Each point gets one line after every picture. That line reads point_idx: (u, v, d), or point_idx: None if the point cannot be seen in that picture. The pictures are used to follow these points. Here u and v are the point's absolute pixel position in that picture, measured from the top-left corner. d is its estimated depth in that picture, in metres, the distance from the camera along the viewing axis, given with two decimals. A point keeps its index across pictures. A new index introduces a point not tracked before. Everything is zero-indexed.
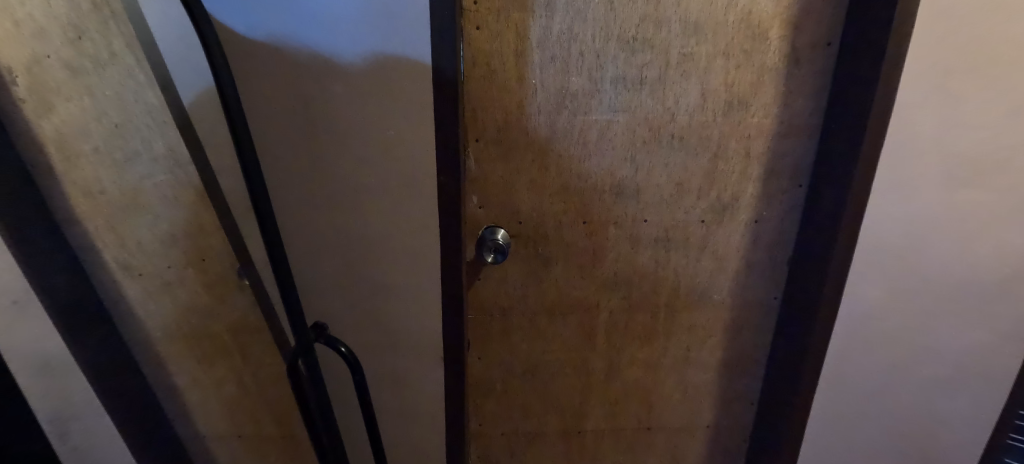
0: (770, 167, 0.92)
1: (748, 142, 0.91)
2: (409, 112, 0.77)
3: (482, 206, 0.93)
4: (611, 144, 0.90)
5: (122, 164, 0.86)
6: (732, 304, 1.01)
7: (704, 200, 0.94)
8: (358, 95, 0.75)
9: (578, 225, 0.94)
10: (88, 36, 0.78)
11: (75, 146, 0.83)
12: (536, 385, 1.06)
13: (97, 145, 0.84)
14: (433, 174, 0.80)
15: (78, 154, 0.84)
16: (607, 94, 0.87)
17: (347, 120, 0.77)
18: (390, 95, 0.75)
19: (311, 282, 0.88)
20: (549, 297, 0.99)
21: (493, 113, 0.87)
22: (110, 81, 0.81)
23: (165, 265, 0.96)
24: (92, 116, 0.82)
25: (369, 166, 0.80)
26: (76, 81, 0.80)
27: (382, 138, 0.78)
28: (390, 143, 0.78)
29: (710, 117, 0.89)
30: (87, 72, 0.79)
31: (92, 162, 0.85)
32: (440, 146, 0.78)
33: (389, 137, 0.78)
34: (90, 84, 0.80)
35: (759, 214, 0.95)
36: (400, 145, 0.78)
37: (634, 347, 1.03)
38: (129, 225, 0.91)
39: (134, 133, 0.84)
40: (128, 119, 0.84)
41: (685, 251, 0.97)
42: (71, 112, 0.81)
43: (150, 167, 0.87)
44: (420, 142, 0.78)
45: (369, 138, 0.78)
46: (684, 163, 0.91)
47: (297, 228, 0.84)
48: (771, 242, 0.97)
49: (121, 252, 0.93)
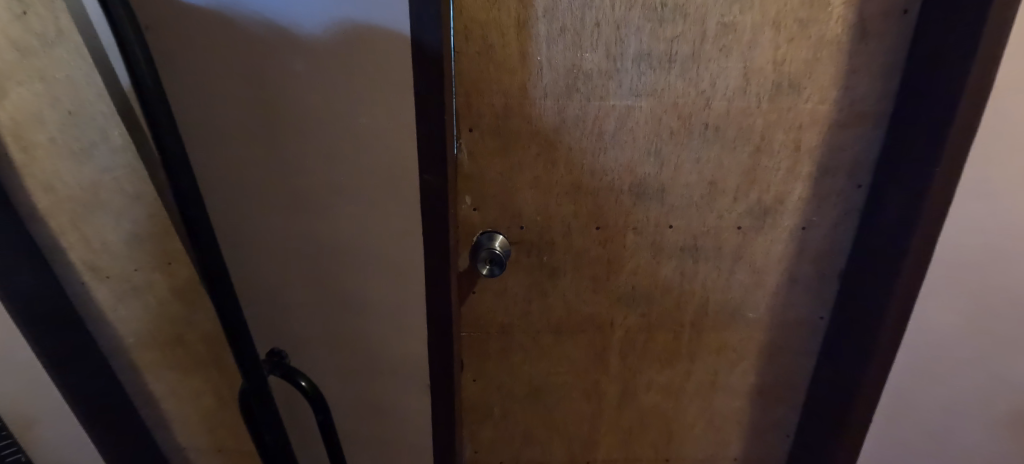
0: (824, 163, 0.77)
1: (798, 134, 0.75)
2: (386, 96, 0.63)
3: (478, 209, 0.79)
4: (631, 134, 0.75)
5: (82, 156, 0.74)
6: (772, 324, 0.86)
7: (742, 203, 0.78)
8: (323, 71, 0.61)
9: (590, 231, 0.80)
10: (34, 12, 0.64)
11: (30, 135, 0.71)
12: (541, 410, 0.93)
13: (54, 135, 0.72)
14: (416, 169, 0.66)
15: (33, 144, 0.71)
16: (628, 73, 0.72)
17: (312, 104, 0.63)
18: (360, 73, 0.61)
19: (275, 295, 0.75)
20: (556, 313, 0.85)
21: (490, 97, 0.73)
22: (61, 64, 0.67)
23: (131, 268, 0.84)
24: (45, 101, 0.69)
25: (339, 160, 0.66)
26: (25, 63, 0.66)
27: (356, 126, 0.64)
28: (365, 133, 0.65)
29: (753, 101, 0.74)
30: (35, 53, 0.66)
31: (48, 153, 0.72)
32: (422, 134, 0.64)
33: (361, 127, 0.64)
34: (39, 66, 0.67)
35: (808, 220, 0.80)
36: (376, 135, 0.65)
37: (653, 371, 0.89)
38: (93, 224, 0.79)
39: (89, 121, 0.71)
40: (83, 106, 0.70)
41: (717, 262, 0.82)
42: (22, 97, 0.68)
43: (110, 160, 0.74)
44: (400, 131, 0.64)
45: (340, 127, 0.64)
46: (720, 157, 0.76)
47: (257, 232, 0.71)
48: (819, 252, 0.82)
49: (88, 253, 0.81)
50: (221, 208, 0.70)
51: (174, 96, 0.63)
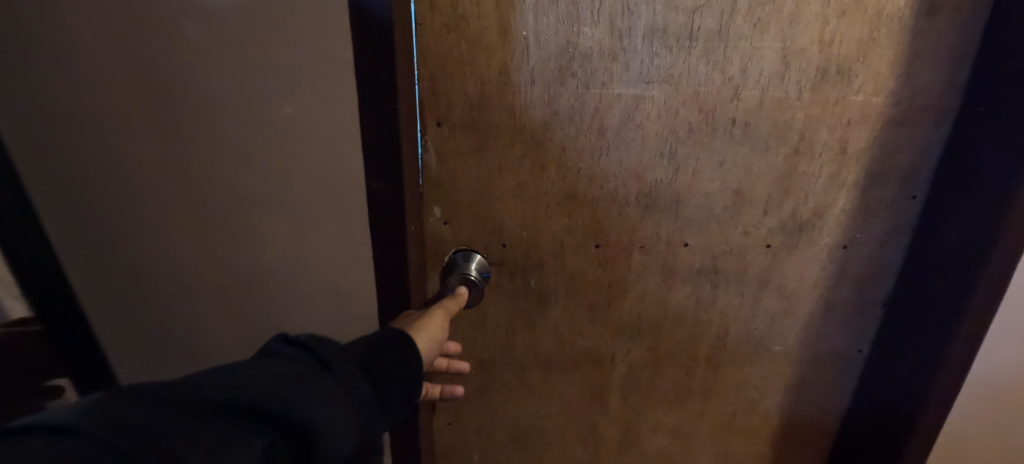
0: (873, 168, 0.63)
1: (845, 132, 0.61)
2: (319, 77, 0.48)
3: (448, 222, 0.63)
4: (638, 131, 0.60)
5: None
6: (802, 359, 0.72)
7: (773, 216, 0.64)
8: (231, 46, 0.47)
9: (588, 250, 0.65)
10: None
11: None
12: (526, 457, 0.78)
13: None
14: (360, 176, 0.52)
15: None
16: (636, 54, 0.57)
17: (218, 89, 0.48)
18: (283, 47, 0.47)
19: (194, 324, 0.62)
20: (545, 347, 0.70)
21: (462, 83, 0.58)
22: None
23: None
24: None
25: (259, 162, 0.52)
26: None
27: (277, 118, 0.50)
28: (290, 128, 0.50)
29: (793, 92, 0.59)
30: None
31: None
32: (367, 131, 0.49)
33: (289, 117, 0.50)
34: None
35: (851, 236, 0.66)
36: (305, 132, 0.50)
37: (661, 412, 0.75)
38: None
39: None
40: None
41: (740, 287, 0.67)
42: None
43: None
44: (335, 128, 0.50)
45: (257, 120, 0.50)
46: (748, 161, 0.62)
47: (165, 251, 0.57)
48: (862, 276, 0.68)
49: None
50: (115, 221, 0.55)
51: (38, 75, 0.48)
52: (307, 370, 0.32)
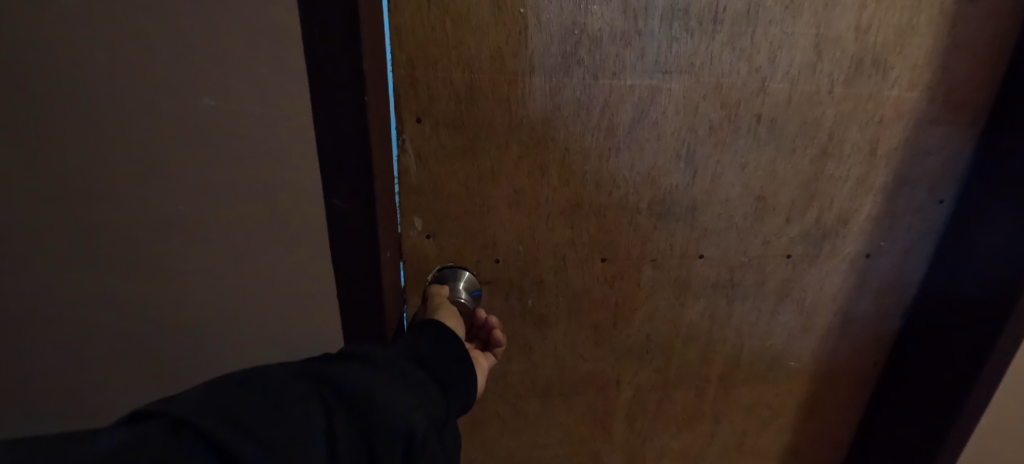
0: (902, 170, 0.57)
1: (876, 131, 0.55)
2: (253, 69, 0.37)
3: (430, 236, 0.53)
4: (653, 130, 0.52)
5: None
6: (818, 375, 0.66)
7: (796, 224, 0.58)
8: (126, 19, 0.34)
9: (593, 265, 0.56)
10: None
11: None
12: None
13: None
14: (317, 193, 0.42)
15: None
16: (653, 38, 0.49)
17: (110, 78, 0.36)
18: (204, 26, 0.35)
19: (102, 369, 0.49)
20: (543, 375, 0.61)
21: (446, 70, 0.48)
22: None
23: None
24: None
25: (174, 176, 0.40)
26: None
27: (197, 119, 0.38)
28: (217, 132, 0.39)
29: (824, 85, 0.52)
30: None
31: None
32: (328, 129, 0.39)
33: (214, 118, 0.38)
34: None
35: (874, 245, 0.60)
36: (236, 137, 0.39)
37: (668, 436, 0.67)
38: None
39: None
40: None
41: (757, 302, 0.61)
42: None
43: None
44: (276, 133, 0.39)
45: (170, 121, 0.38)
46: (772, 163, 0.55)
47: (56, 282, 0.44)
48: (884, 286, 0.63)
49: None
50: None
51: None
52: (350, 365, 0.31)
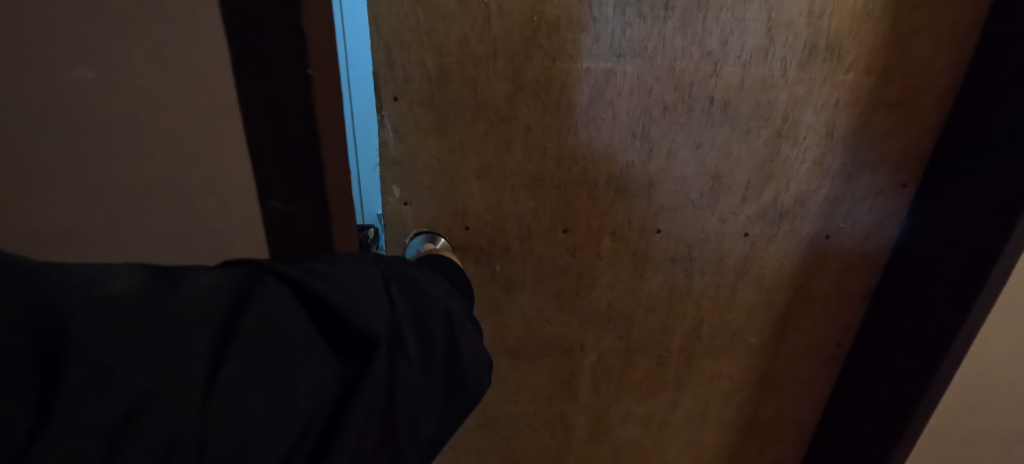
0: (861, 153, 0.59)
1: (832, 115, 0.57)
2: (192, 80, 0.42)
3: (408, 203, 0.60)
4: (610, 110, 0.56)
5: None
6: (780, 350, 0.69)
7: (753, 203, 0.61)
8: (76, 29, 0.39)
9: (556, 235, 0.61)
10: None
11: None
12: (495, 452, 0.74)
13: None
14: (249, 160, 0.45)
15: None
16: (607, 24, 0.53)
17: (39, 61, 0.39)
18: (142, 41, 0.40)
19: None
20: (513, 335, 0.66)
21: (421, 53, 0.54)
22: None
23: None
24: None
25: (126, 174, 0.45)
26: None
27: (154, 82, 0.41)
28: (174, 94, 0.42)
29: (777, 69, 0.55)
30: None
31: None
32: (275, 115, 0.42)
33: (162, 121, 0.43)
34: None
35: (835, 227, 0.62)
36: (192, 100, 0.42)
37: (632, 401, 0.71)
38: None
39: None
40: None
41: (715, 277, 0.64)
42: None
43: None
44: (207, 113, 0.43)
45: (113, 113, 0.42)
46: (727, 143, 0.58)
47: None
48: (845, 267, 0.65)
49: None
50: None
51: None
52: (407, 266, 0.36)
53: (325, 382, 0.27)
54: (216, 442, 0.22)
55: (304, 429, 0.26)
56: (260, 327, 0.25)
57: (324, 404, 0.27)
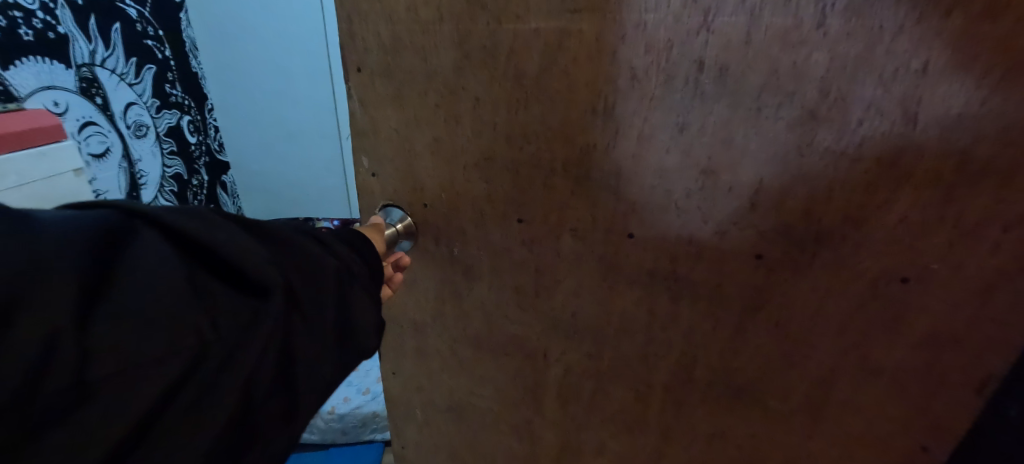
0: (972, 155, 0.36)
1: (913, 90, 0.36)
2: None
3: (375, 175, 0.59)
4: (565, 80, 0.45)
5: None
6: (818, 425, 0.49)
7: (768, 214, 0.43)
8: None
9: (512, 226, 0.54)
10: None
11: None
12: (463, 442, 0.71)
13: None
14: None
15: None
16: None
17: None
18: None
19: None
20: (475, 326, 0.61)
21: (375, 21, 0.51)
22: None
23: None
24: None
25: None
26: None
27: None
28: None
29: (808, 16, 0.36)
30: None
31: None
32: None
33: None
34: None
35: (921, 267, 0.40)
36: None
37: (608, 430, 0.60)
38: None
39: None
40: None
41: (715, 307, 0.48)
42: None
43: None
44: None
45: None
46: (726, 125, 0.41)
47: None
48: (941, 331, 0.41)
49: None
50: None
51: None
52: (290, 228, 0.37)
53: (221, 316, 0.29)
54: (110, 357, 0.24)
55: (201, 354, 0.28)
56: (148, 263, 0.27)
57: (220, 334, 0.29)
